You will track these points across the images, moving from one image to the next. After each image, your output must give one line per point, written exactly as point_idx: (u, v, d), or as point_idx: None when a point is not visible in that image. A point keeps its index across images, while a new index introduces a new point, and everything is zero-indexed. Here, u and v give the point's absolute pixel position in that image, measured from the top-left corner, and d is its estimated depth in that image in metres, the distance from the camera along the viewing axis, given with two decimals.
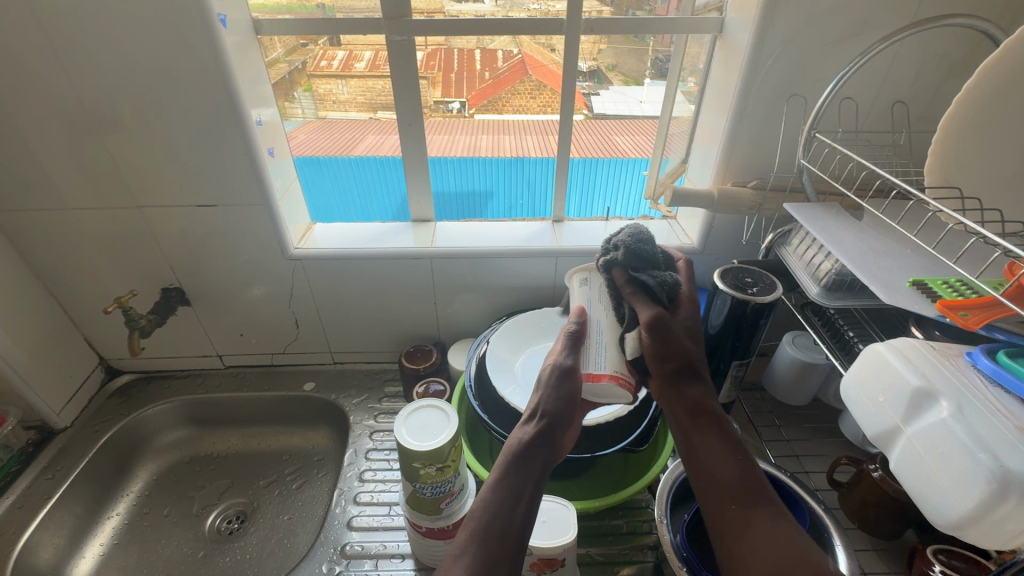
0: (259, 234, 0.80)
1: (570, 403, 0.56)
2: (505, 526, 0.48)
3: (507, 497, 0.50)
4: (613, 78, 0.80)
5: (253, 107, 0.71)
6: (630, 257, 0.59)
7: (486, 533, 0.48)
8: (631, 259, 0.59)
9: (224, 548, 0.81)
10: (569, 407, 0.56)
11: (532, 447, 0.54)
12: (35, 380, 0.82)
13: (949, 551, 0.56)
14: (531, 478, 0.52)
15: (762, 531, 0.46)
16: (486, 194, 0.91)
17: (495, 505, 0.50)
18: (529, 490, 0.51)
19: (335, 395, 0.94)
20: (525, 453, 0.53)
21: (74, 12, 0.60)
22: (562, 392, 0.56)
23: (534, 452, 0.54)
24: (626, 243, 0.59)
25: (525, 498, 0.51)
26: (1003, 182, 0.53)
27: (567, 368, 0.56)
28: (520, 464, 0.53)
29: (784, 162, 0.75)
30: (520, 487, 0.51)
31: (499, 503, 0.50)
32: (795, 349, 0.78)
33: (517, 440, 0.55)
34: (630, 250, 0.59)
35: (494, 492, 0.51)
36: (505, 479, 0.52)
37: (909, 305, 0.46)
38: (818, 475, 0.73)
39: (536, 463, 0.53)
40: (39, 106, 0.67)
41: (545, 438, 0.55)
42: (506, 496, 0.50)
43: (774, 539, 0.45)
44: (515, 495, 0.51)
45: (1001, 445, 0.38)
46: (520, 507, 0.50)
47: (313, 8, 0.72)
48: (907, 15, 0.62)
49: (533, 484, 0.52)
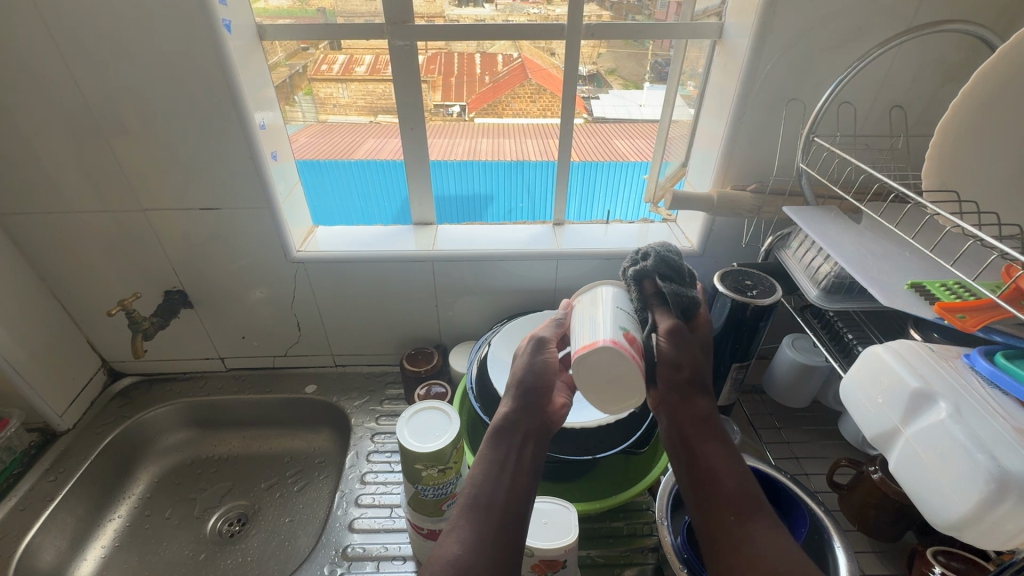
0: (261, 237, 0.81)
1: (547, 372, 0.55)
2: (493, 498, 0.47)
3: (493, 468, 0.49)
4: (612, 82, 0.81)
5: (256, 111, 0.72)
6: (659, 265, 0.58)
7: (475, 503, 0.47)
8: (659, 269, 0.58)
9: (225, 550, 0.81)
10: (546, 374, 0.55)
11: (518, 416, 0.52)
12: (38, 383, 0.82)
13: (950, 552, 0.56)
14: (515, 446, 0.51)
15: (761, 541, 0.46)
16: (486, 198, 0.91)
17: (483, 477, 0.49)
18: (516, 461, 0.50)
19: (337, 397, 0.94)
20: (511, 424, 0.52)
21: (80, 17, 0.61)
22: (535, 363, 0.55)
23: (520, 421, 0.52)
24: (657, 253, 0.59)
25: (512, 469, 0.49)
26: (1000, 186, 0.54)
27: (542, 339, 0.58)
28: (505, 432, 0.52)
29: (783, 166, 0.76)
30: (508, 459, 0.50)
31: (487, 476, 0.49)
32: (795, 352, 0.78)
33: (502, 410, 0.54)
34: (660, 258, 0.58)
35: (481, 466, 0.50)
36: (490, 450, 0.51)
37: (906, 307, 0.47)
38: (818, 477, 0.73)
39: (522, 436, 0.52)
40: (45, 110, 0.68)
41: (529, 404, 0.53)
42: (494, 467, 0.49)
43: (771, 546, 0.45)
44: (500, 464, 0.49)
45: (999, 446, 0.38)
46: (508, 478, 0.49)
47: (314, 12, 0.73)
48: (903, 20, 0.62)
49: (519, 456, 0.51)
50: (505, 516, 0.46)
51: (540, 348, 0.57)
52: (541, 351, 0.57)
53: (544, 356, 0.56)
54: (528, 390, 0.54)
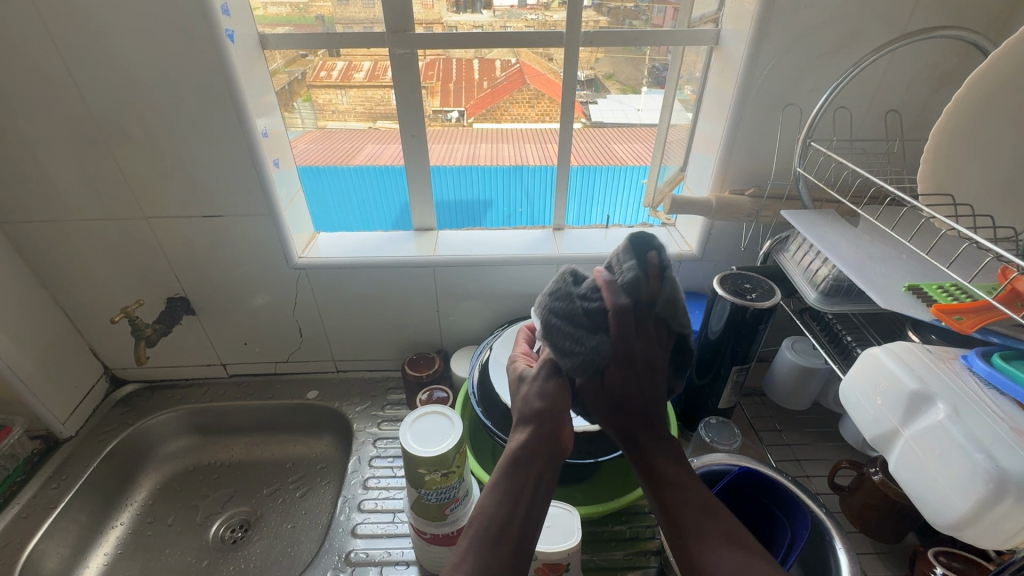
0: (264, 244, 0.81)
1: (562, 400, 0.55)
2: (500, 525, 0.47)
3: (507, 498, 0.49)
4: (611, 87, 0.81)
5: (258, 118, 0.72)
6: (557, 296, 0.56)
7: (485, 533, 0.47)
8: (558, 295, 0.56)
9: (228, 556, 0.81)
10: (557, 397, 0.55)
11: (538, 445, 0.52)
12: (41, 390, 0.82)
13: (950, 552, 0.56)
14: (534, 474, 0.50)
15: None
16: (486, 203, 0.92)
17: (494, 507, 0.49)
18: (531, 491, 0.50)
19: (339, 403, 0.95)
20: (524, 453, 0.51)
21: (82, 27, 0.62)
22: (548, 387, 0.56)
23: (539, 449, 0.52)
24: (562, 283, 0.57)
25: (526, 501, 0.49)
26: (994, 189, 0.54)
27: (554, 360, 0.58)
28: (522, 462, 0.51)
29: (781, 169, 0.76)
30: (525, 487, 0.50)
31: (500, 505, 0.49)
32: (795, 354, 0.79)
33: (520, 436, 0.53)
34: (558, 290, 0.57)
35: (495, 494, 0.50)
36: (504, 478, 0.50)
37: (904, 309, 0.48)
38: (819, 479, 0.74)
39: (537, 462, 0.51)
40: (49, 121, 0.68)
41: (548, 432, 0.53)
42: (505, 497, 0.49)
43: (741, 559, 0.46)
44: (516, 494, 0.49)
45: (996, 445, 0.38)
46: (521, 509, 0.49)
47: (313, 20, 0.74)
48: (897, 25, 0.63)
49: (536, 484, 0.50)
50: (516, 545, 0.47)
51: (551, 373, 0.57)
52: (553, 376, 0.57)
53: (554, 384, 0.56)
54: (549, 419, 0.53)
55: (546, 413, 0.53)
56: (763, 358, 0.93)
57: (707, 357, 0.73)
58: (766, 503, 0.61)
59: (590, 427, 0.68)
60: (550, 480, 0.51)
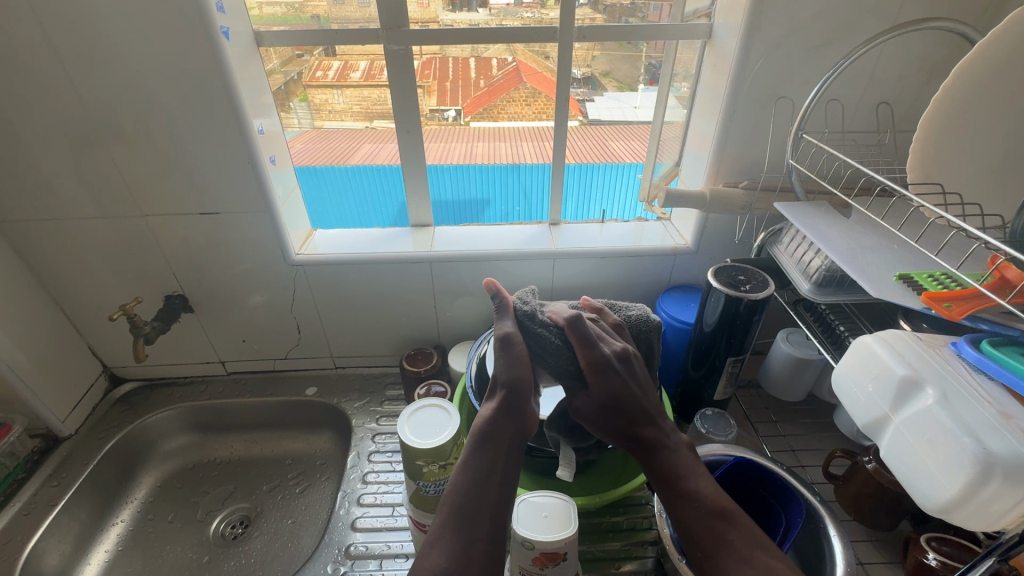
0: (261, 241, 0.82)
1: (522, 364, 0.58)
2: (478, 509, 0.52)
3: (479, 478, 0.53)
4: (607, 84, 0.82)
5: (254, 117, 0.73)
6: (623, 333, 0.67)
7: (462, 515, 0.51)
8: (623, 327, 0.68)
9: (229, 552, 0.82)
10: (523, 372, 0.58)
11: (502, 420, 0.56)
12: (40, 388, 0.82)
13: (942, 538, 0.57)
14: (502, 452, 0.55)
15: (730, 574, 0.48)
16: (484, 202, 0.93)
17: (468, 487, 0.53)
18: (501, 468, 0.54)
19: (337, 399, 0.95)
20: (493, 435, 0.55)
21: (76, 25, 0.62)
22: (506, 361, 0.58)
23: (504, 427, 0.56)
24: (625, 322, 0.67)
25: (497, 481, 0.54)
26: (983, 181, 0.55)
27: (509, 336, 0.59)
28: (487, 442, 0.55)
29: (773, 163, 0.77)
30: (496, 467, 0.54)
31: (470, 488, 0.53)
32: (789, 346, 0.80)
33: (487, 414, 0.57)
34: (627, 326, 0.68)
35: (467, 474, 0.53)
36: (472, 458, 0.55)
37: (895, 298, 0.48)
38: (814, 469, 0.74)
39: (507, 440, 0.56)
40: (46, 120, 0.69)
41: (511, 409, 0.57)
42: (479, 478, 0.53)
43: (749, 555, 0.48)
44: (489, 472, 0.54)
45: (985, 430, 0.39)
46: (493, 487, 0.53)
47: (308, 20, 0.74)
48: (885, 20, 0.64)
49: (505, 460, 0.55)
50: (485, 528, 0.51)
51: (508, 347, 0.58)
52: (511, 348, 0.58)
53: (517, 351, 0.58)
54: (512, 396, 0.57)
55: (508, 388, 0.57)
56: (758, 350, 0.93)
57: (702, 350, 0.74)
58: (758, 490, 0.62)
59: None
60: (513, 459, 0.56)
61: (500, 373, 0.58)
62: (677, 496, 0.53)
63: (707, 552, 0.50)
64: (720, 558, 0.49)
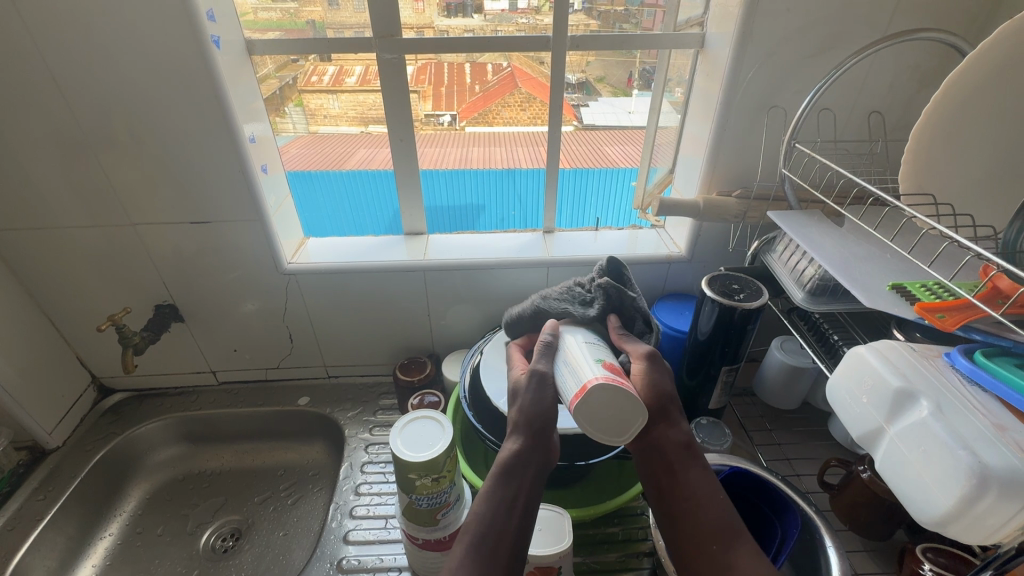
0: (253, 251, 0.81)
1: (544, 379, 0.54)
2: (503, 535, 0.46)
3: (501, 504, 0.47)
4: (601, 90, 0.82)
5: (246, 124, 0.72)
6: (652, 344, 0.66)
7: (481, 540, 0.45)
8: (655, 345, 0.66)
9: (219, 566, 0.81)
10: (546, 399, 0.53)
11: (528, 453, 0.50)
12: (26, 400, 0.81)
13: (937, 548, 0.57)
14: (528, 482, 0.49)
15: (745, 572, 0.44)
16: (477, 207, 0.93)
17: (488, 515, 0.47)
18: (526, 497, 0.48)
19: (331, 409, 0.94)
20: (519, 461, 0.49)
21: (65, 35, 0.62)
22: (535, 396, 0.53)
23: (531, 458, 0.50)
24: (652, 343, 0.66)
25: (521, 505, 0.48)
26: (974, 191, 0.56)
27: (545, 374, 0.55)
28: (512, 469, 0.49)
29: (767, 171, 0.77)
30: (520, 495, 0.48)
31: (492, 512, 0.47)
32: (784, 354, 0.80)
33: (511, 444, 0.51)
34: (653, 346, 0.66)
35: (488, 502, 0.48)
36: (496, 485, 0.48)
37: (889, 308, 0.48)
38: (809, 478, 0.74)
39: (533, 466, 0.50)
40: (32, 128, 0.68)
41: (541, 436, 0.51)
42: (501, 504, 0.47)
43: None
44: (510, 502, 0.48)
45: (979, 442, 0.39)
46: (515, 517, 0.47)
47: (302, 24, 0.73)
48: (878, 29, 0.64)
49: (530, 490, 0.49)
50: (514, 543, 0.46)
51: (541, 385, 0.54)
52: (545, 387, 0.54)
53: (546, 390, 0.54)
54: (535, 419, 0.52)
55: (530, 422, 0.52)
56: (753, 357, 0.93)
57: (696, 358, 0.73)
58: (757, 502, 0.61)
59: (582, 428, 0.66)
60: (538, 489, 0.49)
61: (519, 410, 0.53)
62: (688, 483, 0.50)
63: (723, 545, 0.47)
64: (738, 551, 0.46)
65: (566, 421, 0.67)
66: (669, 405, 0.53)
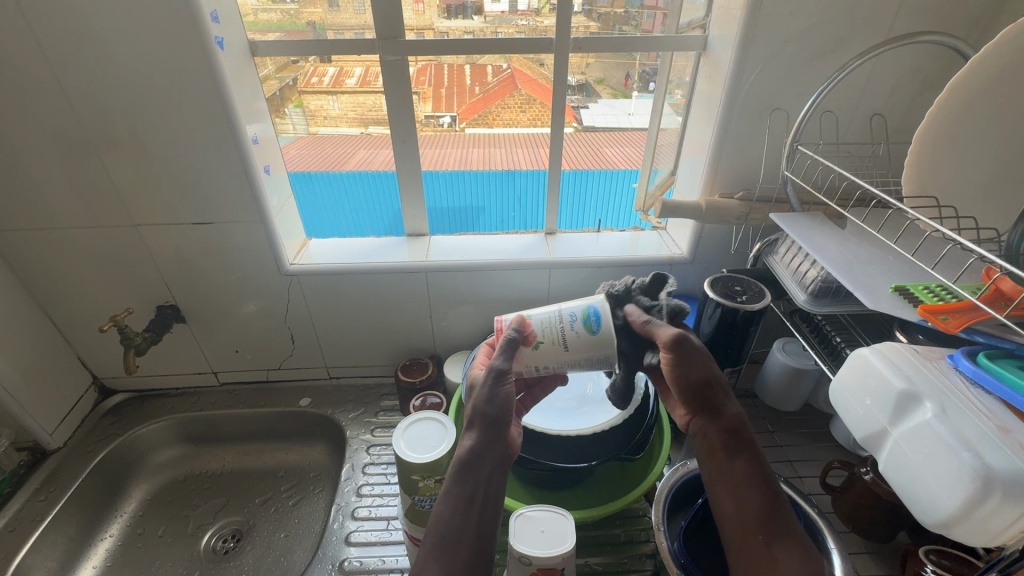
0: (255, 252, 0.81)
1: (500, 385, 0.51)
2: (464, 536, 0.44)
3: (461, 504, 0.46)
4: (601, 91, 0.82)
5: (248, 124, 0.72)
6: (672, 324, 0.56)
7: (445, 540, 0.44)
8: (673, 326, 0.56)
9: (220, 567, 0.80)
10: (502, 396, 0.51)
11: (485, 446, 0.48)
12: (28, 402, 0.81)
13: (940, 550, 0.57)
14: (486, 476, 0.47)
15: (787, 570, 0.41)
16: (477, 210, 0.93)
17: (449, 513, 0.45)
18: (488, 490, 0.47)
19: (332, 410, 0.94)
20: (476, 457, 0.48)
21: (67, 36, 0.62)
22: (487, 392, 0.51)
23: (489, 452, 0.48)
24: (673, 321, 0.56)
25: (483, 499, 0.46)
26: (977, 194, 0.56)
27: (501, 370, 0.52)
28: (471, 463, 0.47)
29: (769, 173, 0.77)
30: (479, 489, 0.46)
31: (455, 512, 0.45)
32: (786, 356, 0.80)
33: (469, 439, 0.49)
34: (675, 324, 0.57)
35: (447, 501, 0.46)
36: (455, 484, 0.47)
37: (892, 310, 0.48)
38: (811, 480, 0.74)
39: (494, 455, 0.48)
40: (35, 130, 0.68)
41: (497, 425, 0.50)
42: (460, 501, 0.46)
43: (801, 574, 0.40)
44: (469, 497, 0.46)
45: (982, 444, 0.39)
46: (477, 513, 0.46)
47: (303, 26, 0.73)
48: (879, 32, 0.64)
49: (489, 484, 0.47)
50: (478, 539, 0.44)
51: (497, 381, 0.52)
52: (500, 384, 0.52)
53: (497, 385, 0.52)
54: (491, 413, 0.50)
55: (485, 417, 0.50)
56: (755, 359, 0.93)
57: None
58: None
59: (584, 430, 0.68)
60: (498, 479, 0.48)
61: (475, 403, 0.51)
62: (731, 474, 0.47)
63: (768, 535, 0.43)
64: (782, 547, 0.42)
65: (569, 424, 0.69)
66: (703, 395, 0.51)
